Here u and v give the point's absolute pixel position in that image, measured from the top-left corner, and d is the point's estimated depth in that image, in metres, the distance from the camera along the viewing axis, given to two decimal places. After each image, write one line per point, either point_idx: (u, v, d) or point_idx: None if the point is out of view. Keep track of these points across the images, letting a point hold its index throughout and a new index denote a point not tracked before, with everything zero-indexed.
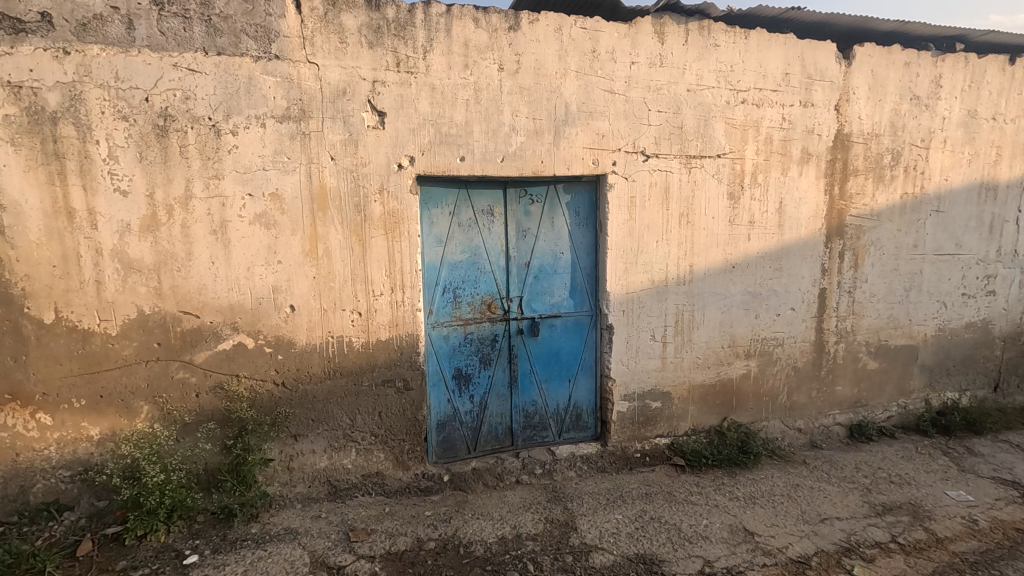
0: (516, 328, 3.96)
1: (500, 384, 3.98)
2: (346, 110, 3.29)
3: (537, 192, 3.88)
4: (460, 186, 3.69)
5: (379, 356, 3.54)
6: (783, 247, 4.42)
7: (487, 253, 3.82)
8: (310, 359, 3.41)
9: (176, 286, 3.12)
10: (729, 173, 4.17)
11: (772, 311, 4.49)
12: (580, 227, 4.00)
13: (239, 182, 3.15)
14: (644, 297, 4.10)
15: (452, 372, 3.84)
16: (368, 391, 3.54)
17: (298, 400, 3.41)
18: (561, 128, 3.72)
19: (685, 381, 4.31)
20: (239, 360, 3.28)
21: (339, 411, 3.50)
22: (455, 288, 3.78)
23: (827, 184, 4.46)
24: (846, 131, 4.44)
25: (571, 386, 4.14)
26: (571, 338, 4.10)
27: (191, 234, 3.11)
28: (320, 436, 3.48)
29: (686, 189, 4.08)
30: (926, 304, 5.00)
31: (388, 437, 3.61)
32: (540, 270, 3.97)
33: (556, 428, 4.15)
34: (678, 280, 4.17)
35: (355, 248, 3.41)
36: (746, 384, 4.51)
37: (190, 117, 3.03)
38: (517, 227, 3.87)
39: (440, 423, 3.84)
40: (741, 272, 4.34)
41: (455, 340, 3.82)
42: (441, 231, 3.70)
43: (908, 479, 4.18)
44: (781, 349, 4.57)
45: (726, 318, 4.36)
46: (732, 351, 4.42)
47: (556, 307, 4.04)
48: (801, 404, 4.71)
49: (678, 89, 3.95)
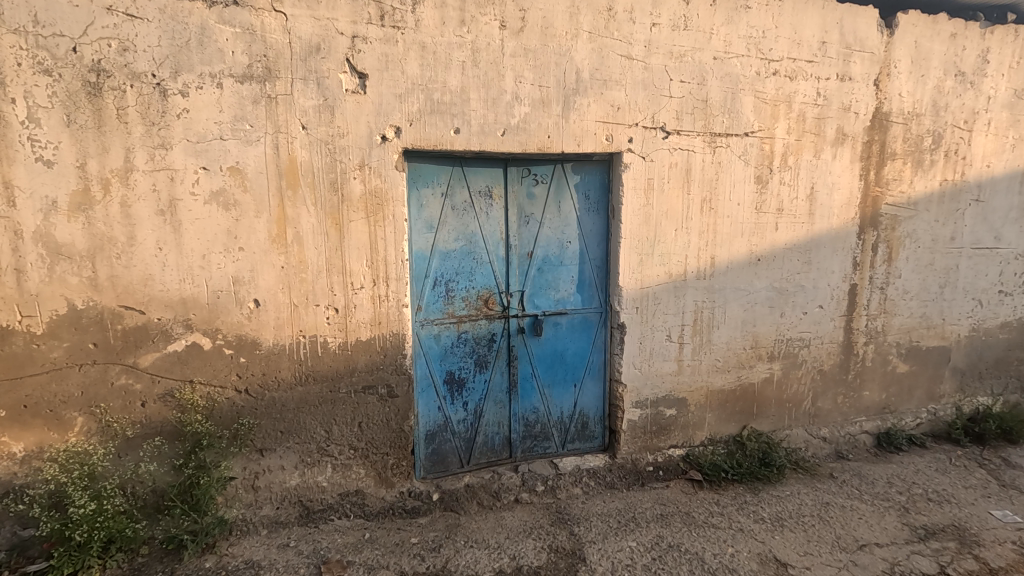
0: (516, 327, 3.51)
1: (498, 390, 3.53)
2: (320, 70, 2.78)
3: (541, 171, 3.40)
4: (455, 164, 3.22)
5: (359, 359, 3.08)
6: (812, 237, 3.98)
7: (485, 241, 3.35)
8: (278, 363, 2.94)
9: (116, 276, 2.63)
10: (757, 154, 3.71)
11: (799, 310, 4.06)
12: (590, 213, 3.54)
13: (191, 153, 2.65)
14: (661, 294, 3.64)
15: (443, 376, 3.38)
16: (346, 399, 3.08)
17: (264, 409, 2.95)
18: (570, 99, 3.23)
19: (703, 387, 3.88)
20: (193, 364, 2.80)
21: (313, 421, 3.04)
22: (448, 280, 3.31)
23: (862, 169, 4.01)
24: (885, 109, 3.98)
25: (577, 392, 3.70)
26: (578, 337, 3.65)
27: (133, 214, 2.61)
28: (291, 450, 3.03)
29: (708, 172, 3.61)
30: (960, 302, 4.59)
31: (369, 451, 3.17)
32: (544, 261, 3.51)
33: (559, 439, 3.71)
34: (698, 274, 3.72)
35: (332, 235, 2.93)
36: (768, 389, 4.09)
37: (129, 73, 2.52)
38: (519, 212, 3.40)
39: (429, 434, 3.39)
40: (767, 265, 3.89)
41: (448, 340, 3.36)
42: (433, 216, 3.22)
43: (947, 496, 3.78)
44: (807, 351, 4.15)
45: (749, 316, 3.92)
46: (754, 353, 3.99)
47: (562, 303, 3.58)
48: (826, 411, 4.31)
49: (703, 56, 3.47)
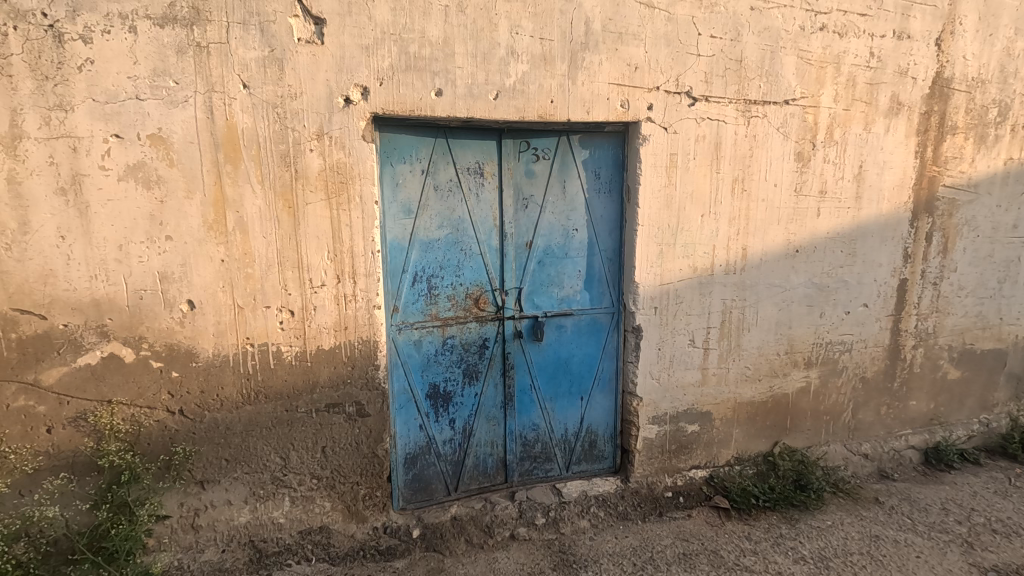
0: (512, 331, 2.97)
1: (491, 405, 3.01)
2: (264, 13, 2.21)
3: (543, 145, 2.85)
4: (438, 135, 2.66)
5: (321, 372, 2.54)
6: (859, 225, 3.40)
7: (475, 228, 2.81)
8: (220, 378, 2.41)
9: (6, 272, 2.09)
10: (799, 126, 3.13)
11: (841, 309, 3.50)
12: (601, 196, 2.98)
13: (98, 116, 2.09)
14: (683, 291, 3.09)
15: (425, 390, 2.85)
16: (306, 420, 2.56)
17: (204, 433, 2.43)
18: (578, 55, 2.66)
19: (730, 399, 3.35)
20: (112, 380, 2.28)
21: (265, 447, 2.52)
22: (431, 275, 2.77)
23: (918, 145, 3.43)
24: (946, 75, 3.39)
25: (583, 406, 3.17)
26: (585, 342, 3.11)
27: (26, 194, 2.06)
28: (240, 481, 2.51)
29: (741, 147, 3.04)
30: (1021, 300, 4.01)
31: (335, 480, 2.65)
32: (546, 253, 2.96)
33: (563, 460, 3.18)
34: (726, 268, 3.16)
35: (285, 220, 2.38)
36: (804, 400, 3.55)
37: (12, 11, 1.96)
38: (516, 194, 2.85)
39: (409, 457, 2.87)
40: (806, 258, 3.33)
41: (431, 347, 2.82)
42: (411, 198, 2.67)
43: (1015, 527, 3.24)
44: (848, 357, 3.60)
45: (784, 317, 3.36)
46: (789, 360, 3.44)
47: (566, 302, 3.04)
48: (868, 424, 3.76)
49: (738, 6, 2.88)
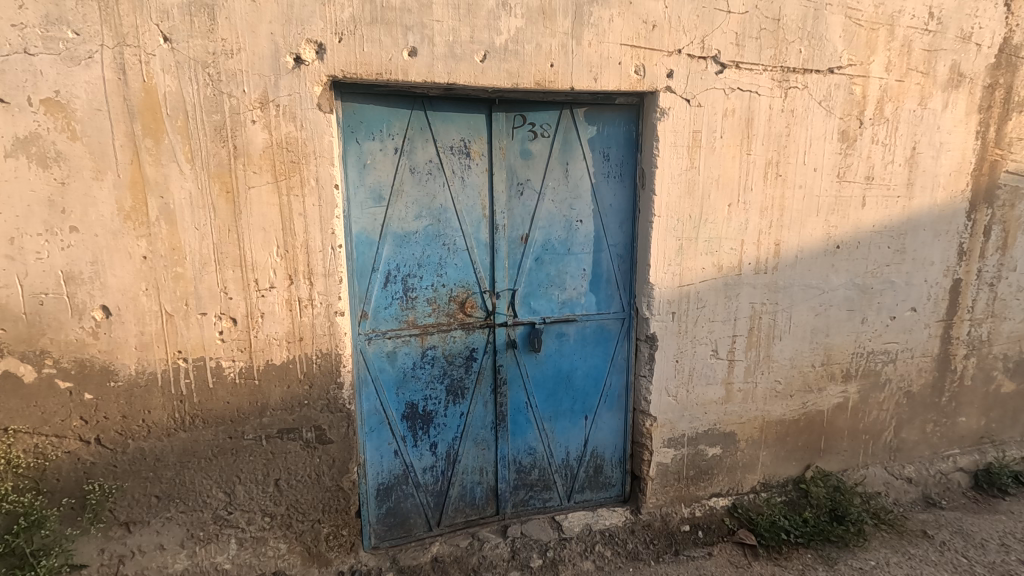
0: (505, 340, 2.53)
1: (480, 426, 2.58)
2: None
3: (542, 120, 2.39)
4: (414, 106, 2.21)
5: (271, 391, 2.12)
6: (910, 216, 2.93)
7: (460, 219, 2.37)
8: (145, 400, 1.99)
9: None
10: (844, 100, 2.66)
11: (885, 314, 3.03)
12: (610, 181, 2.53)
13: None
14: (705, 294, 2.64)
15: (401, 410, 2.43)
16: (255, 448, 2.14)
17: (128, 466, 2.01)
18: (584, 9, 2.19)
19: (757, 417, 2.90)
20: (9, 404, 1.85)
21: (205, 482, 2.10)
22: (407, 275, 2.33)
23: (980, 123, 2.94)
24: (1015, 42, 2.89)
25: (588, 426, 2.73)
26: (590, 353, 2.66)
27: None
28: (175, 522, 2.09)
29: (776, 123, 2.57)
30: None
31: (292, 518, 2.23)
32: (545, 248, 2.51)
33: (564, 488, 2.76)
34: (756, 267, 2.70)
35: (223, 208, 1.94)
36: (841, 418, 3.09)
37: None
38: (509, 179, 2.41)
39: (383, 488, 2.45)
40: (848, 255, 2.86)
41: (407, 360, 2.39)
42: (382, 182, 2.22)
43: None
44: (892, 369, 3.13)
45: (821, 323, 2.91)
46: (825, 372, 2.99)
47: (569, 306, 2.59)
48: (911, 444, 3.30)
49: None
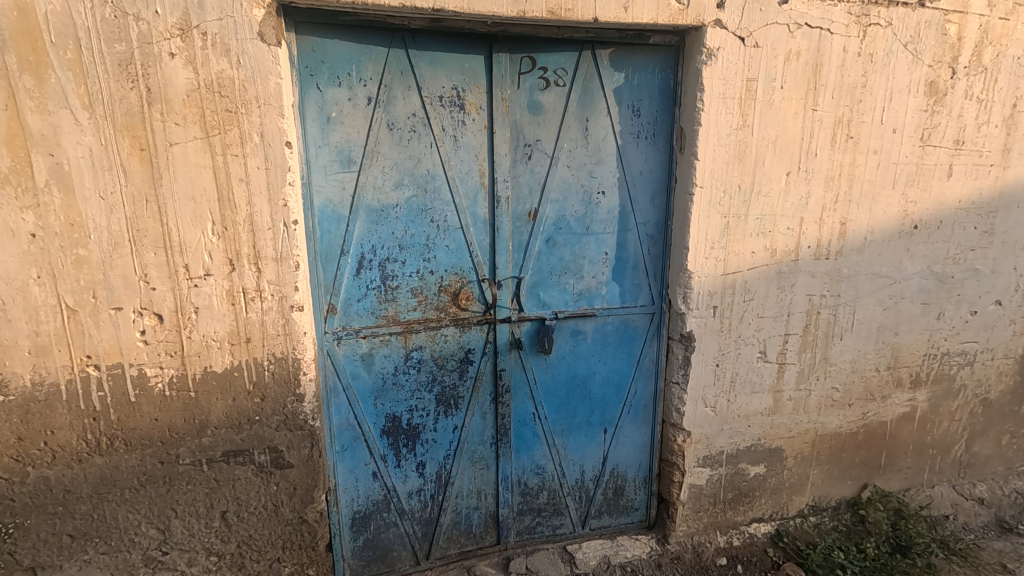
0: (508, 339, 2.07)
1: (478, 441, 2.14)
2: None
3: (556, 64, 1.89)
4: (393, 43, 1.73)
5: (211, 406, 1.68)
6: (1003, 190, 2.39)
7: (451, 191, 1.89)
8: (48, 418, 1.56)
9: None
10: (934, 43, 2.12)
11: (966, 308, 2.52)
12: (640, 143, 2.03)
13: None
14: (754, 284, 2.16)
15: (381, 424, 1.99)
16: (193, 475, 1.71)
17: (30, 500, 1.59)
18: None
19: (809, 431, 2.43)
20: None
21: (130, 517, 1.68)
22: (385, 259, 1.87)
23: None
24: None
25: (607, 441, 2.28)
26: (612, 355, 2.20)
27: None
28: (95, 566, 1.67)
29: (850, 71, 2.05)
30: None
31: (245, 556, 1.81)
32: (558, 227, 2.03)
33: (577, 513, 2.33)
34: (816, 251, 2.20)
35: (135, 171, 1.48)
36: (905, 430, 2.61)
37: None
38: (514, 139, 1.92)
39: (360, 517, 2.04)
40: (926, 237, 2.35)
41: (387, 364, 1.95)
42: (352, 142, 1.75)
43: None
44: (968, 373, 2.63)
45: (889, 320, 2.41)
46: (891, 378, 2.50)
47: (586, 298, 2.12)
48: (983, 459, 2.81)
49: None
